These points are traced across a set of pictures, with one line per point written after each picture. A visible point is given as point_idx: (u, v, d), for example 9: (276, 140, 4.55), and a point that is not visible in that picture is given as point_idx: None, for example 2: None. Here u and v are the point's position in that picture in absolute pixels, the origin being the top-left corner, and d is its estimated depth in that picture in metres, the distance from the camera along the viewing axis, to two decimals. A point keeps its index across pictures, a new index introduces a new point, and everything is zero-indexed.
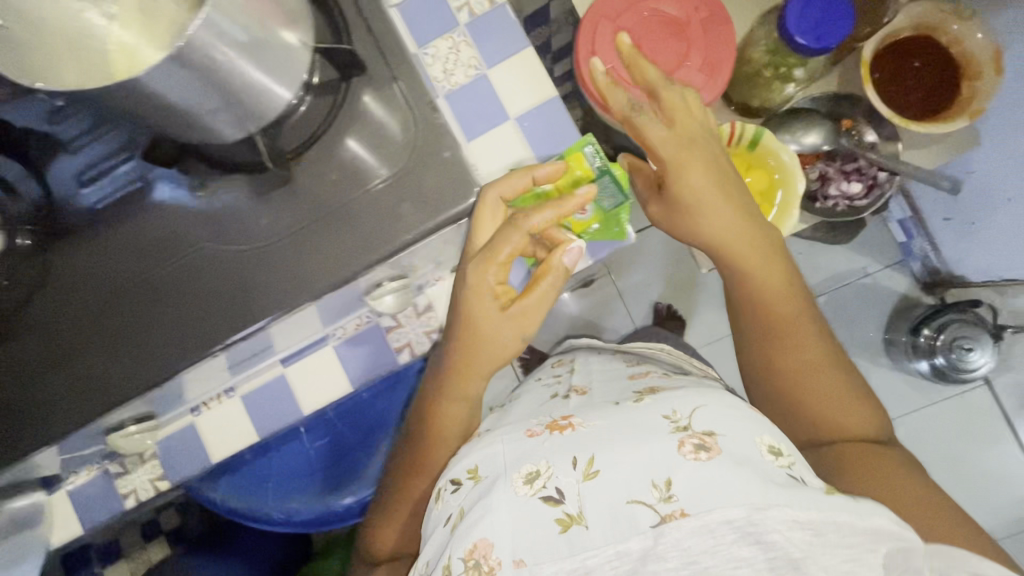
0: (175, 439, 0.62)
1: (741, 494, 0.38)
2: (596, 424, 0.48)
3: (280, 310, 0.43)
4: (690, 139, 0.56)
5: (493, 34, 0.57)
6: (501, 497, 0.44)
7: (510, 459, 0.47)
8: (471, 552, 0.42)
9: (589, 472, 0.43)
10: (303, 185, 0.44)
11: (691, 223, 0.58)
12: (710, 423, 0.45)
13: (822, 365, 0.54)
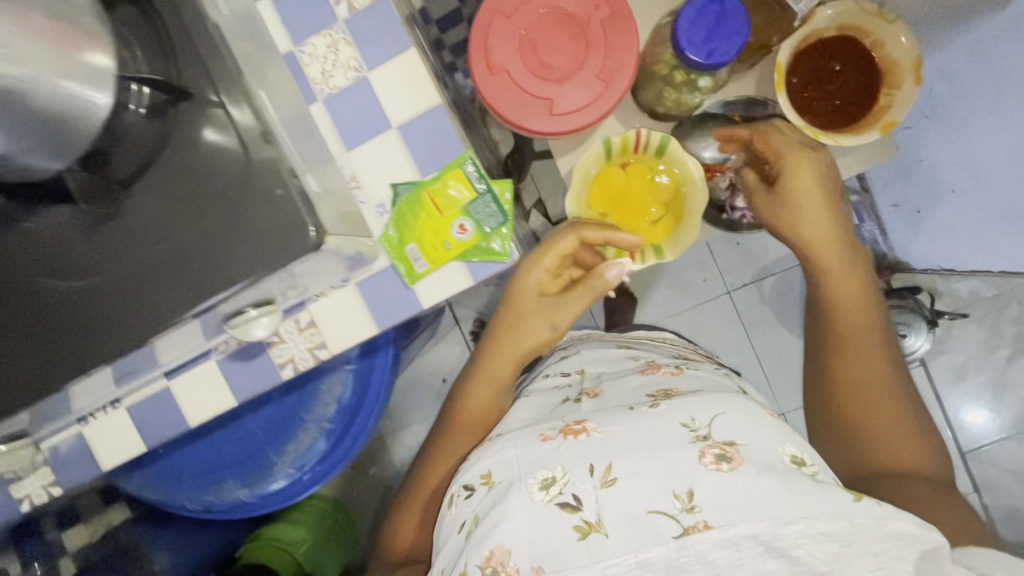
0: (64, 449, 0.62)
1: (761, 507, 0.43)
2: (612, 430, 0.54)
3: (124, 347, 0.43)
4: (795, 148, 0.65)
5: (375, 33, 0.55)
6: (518, 505, 0.50)
7: (525, 465, 0.54)
8: (488, 559, 0.48)
9: (606, 480, 0.49)
10: (133, 218, 0.42)
11: (793, 218, 0.67)
12: (728, 433, 0.51)
13: (875, 382, 0.62)
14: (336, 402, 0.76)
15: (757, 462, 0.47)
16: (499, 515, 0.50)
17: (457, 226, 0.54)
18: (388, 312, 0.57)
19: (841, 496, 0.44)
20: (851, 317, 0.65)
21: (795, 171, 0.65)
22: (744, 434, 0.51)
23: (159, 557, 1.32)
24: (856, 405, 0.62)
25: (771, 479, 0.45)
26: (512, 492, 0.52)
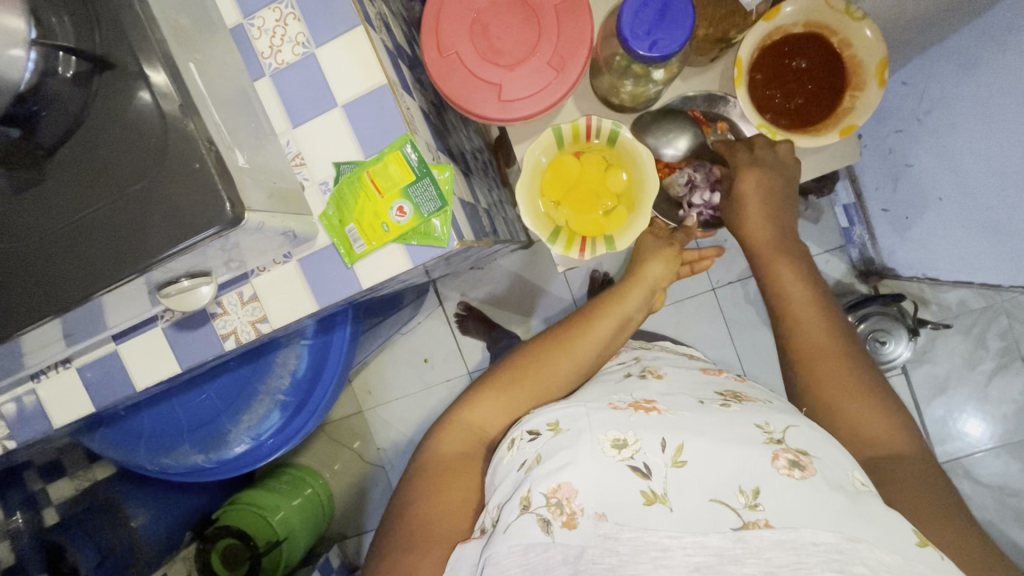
0: (18, 406, 0.64)
1: (823, 522, 0.47)
2: (682, 415, 0.60)
3: (52, 311, 0.44)
4: (739, 162, 0.73)
5: (323, 8, 0.54)
6: (589, 454, 0.56)
7: (595, 425, 0.59)
8: (554, 492, 0.54)
9: (677, 460, 0.54)
10: (56, 185, 0.42)
11: (741, 215, 0.73)
12: (803, 443, 0.55)
13: (830, 355, 0.64)
14: (292, 374, 0.77)
15: (827, 476, 0.52)
16: (566, 459, 0.56)
17: (395, 208, 0.54)
18: (329, 290, 0.57)
19: (904, 536, 0.47)
20: (805, 299, 0.68)
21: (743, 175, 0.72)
22: (815, 447, 0.55)
23: (137, 514, 1.36)
24: (826, 387, 0.62)
25: (837, 495, 0.50)
26: (582, 441, 0.58)
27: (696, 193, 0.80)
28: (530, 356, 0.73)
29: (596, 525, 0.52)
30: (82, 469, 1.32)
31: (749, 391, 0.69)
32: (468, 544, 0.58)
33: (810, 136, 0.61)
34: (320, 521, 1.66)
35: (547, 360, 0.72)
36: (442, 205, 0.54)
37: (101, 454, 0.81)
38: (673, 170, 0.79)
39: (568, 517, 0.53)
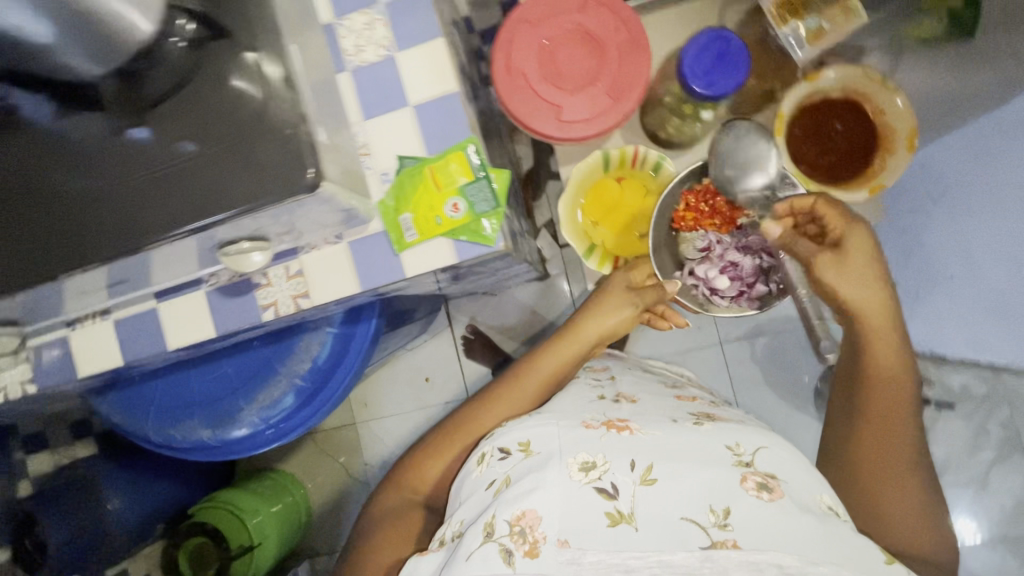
0: (47, 349, 0.64)
1: (790, 545, 0.52)
2: (654, 434, 0.64)
3: (115, 253, 0.46)
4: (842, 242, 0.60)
5: (410, 19, 0.59)
6: (556, 478, 0.59)
7: (566, 446, 0.62)
8: (518, 520, 0.56)
9: (646, 478, 0.58)
10: (155, 134, 0.46)
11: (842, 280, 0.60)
12: (770, 467, 0.60)
13: (902, 463, 0.60)
14: (313, 361, 0.78)
15: (793, 497, 0.57)
16: (534, 484, 0.58)
17: (451, 204, 0.57)
18: (374, 274, 0.60)
19: (869, 556, 0.54)
20: (894, 406, 0.60)
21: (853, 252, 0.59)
22: (784, 471, 0.60)
23: (112, 498, 1.32)
24: (882, 489, 0.60)
25: (803, 516, 0.55)
26: (551, 465, 0.60)
27: (705, 265, 0.74)
28: (492, 390, 0.76)
29: (558, 553, 0.54)
30: (63, 446, 1.28)
31: (721, 412, 0.74)
32: (426, 557, 0.62)
33: (842, 191, 0.65)
34: (294, 534, 1.61)
35: (506, 393, 0.74)
36: (496, 206, 0.58)
37: (107, 420, 0.81)
38: (698, 223, 0.72)
39: (530, 546, 0.55)
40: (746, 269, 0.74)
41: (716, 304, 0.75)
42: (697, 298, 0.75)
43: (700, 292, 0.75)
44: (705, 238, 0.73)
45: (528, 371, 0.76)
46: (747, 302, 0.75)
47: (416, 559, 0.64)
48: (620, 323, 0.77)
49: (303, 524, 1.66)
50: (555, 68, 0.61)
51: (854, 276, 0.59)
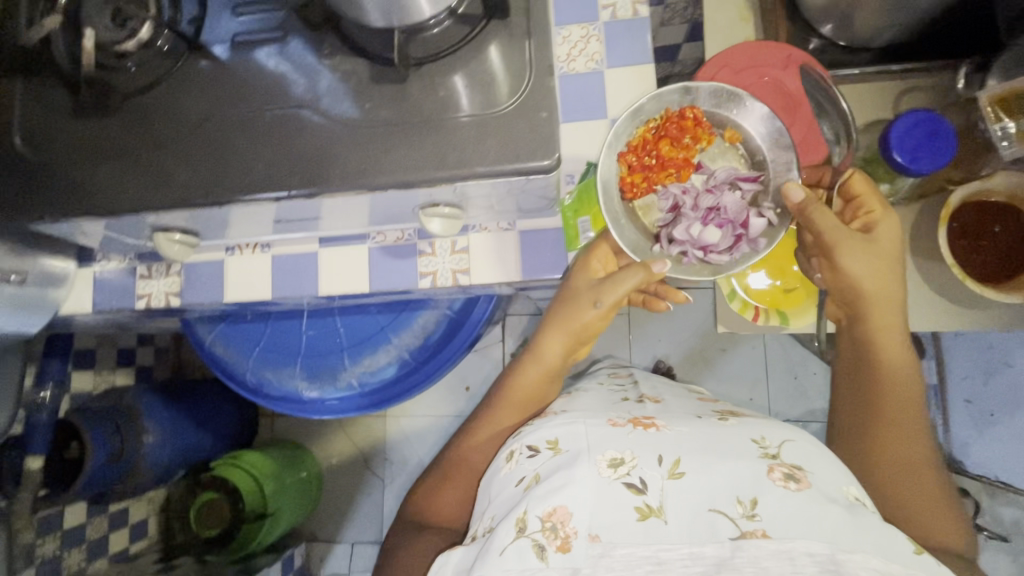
0: (201, 268, 0.66)
1: (819, 532, 0.48)
2: (679, 430, 0.60)
3: (341, 186, 0.49)
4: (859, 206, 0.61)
5: (624, 41, 0.63)
6: (587, 474, 0.54)
7: (592, 442, 0.58)
8: (550, 515, 0.52)
9: (674, 472, 0.54)
10: (412, 91, 0.50)
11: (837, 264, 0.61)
12: (796, 459, 0.55)
13: (916, 464, 0.59)
14: (422, 339, 0.80)
15: (821, 489, 0.52)
16: (564, 479, 0.54)
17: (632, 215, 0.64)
18: (537, 265, 0.62)
19: (897, 543, 0.49)
20: (895, 395, 0.60)
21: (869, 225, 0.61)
22: (811, 462, 0.55)
23: (150, 432, 1.32)
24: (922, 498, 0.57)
25: (836, 507, 0.50)
26: (581, 461, 0.55)
27: (679, 224, 0.60)
28: (478, 415, 0.72)
29: (590, 547, 0.50)
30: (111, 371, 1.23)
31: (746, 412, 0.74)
32: (455, 549, 0.57)
33: (994, 290, 0.65)
34: (303, 508, 1.58)
35: (495, 416, 0.69)
36: None
37: (206, 351, 0.82)
38: (651, 185, 0.61)
39: (563, 541, 0.51)
40: (731, 208, 0.60)
41: (719, 263, 0.61)
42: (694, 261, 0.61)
43: (694, 258, 0.61)
44: (666, 196, 0.61)
45: (506, 394, 0.69)
46: (750, 246, 0.61)
47: (444, 554, 0.59)
48: (587, 326, 0.64)
49: (312, 502, 1.63)
50: None
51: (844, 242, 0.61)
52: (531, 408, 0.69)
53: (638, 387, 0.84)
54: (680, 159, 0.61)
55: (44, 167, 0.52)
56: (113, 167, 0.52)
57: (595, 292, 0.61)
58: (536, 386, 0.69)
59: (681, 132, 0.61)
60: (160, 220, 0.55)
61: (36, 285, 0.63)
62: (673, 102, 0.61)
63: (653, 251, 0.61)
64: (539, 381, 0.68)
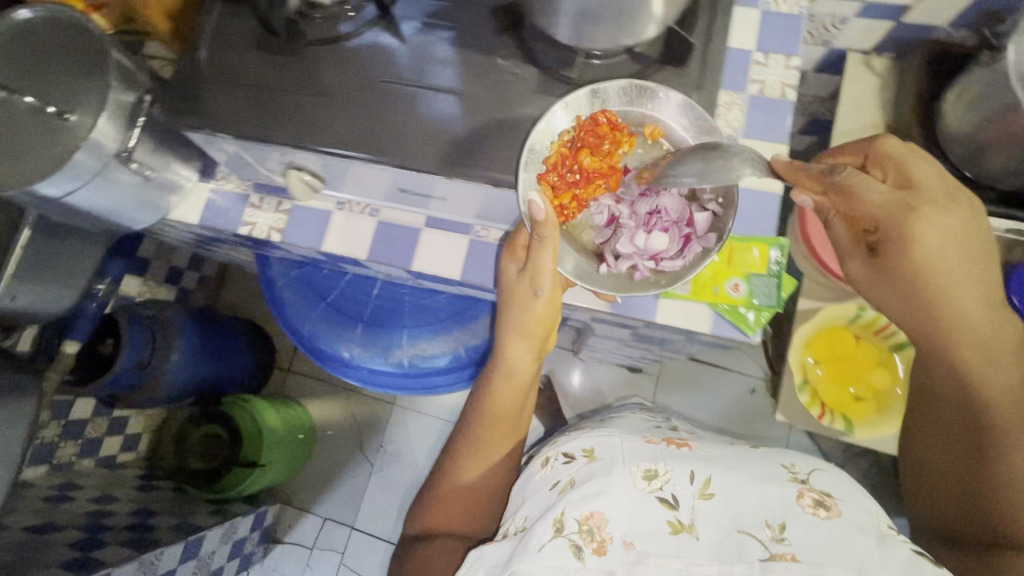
0: (308, 212, 0.70)
1: (847, 562, 0.48)
2: (711, 451, 0.62)
3: (489, 176, 0.52)
4: (903, 206, 0.52)
5: (765, 118, 0.65)
6: (620, 485, 0.56)
7: (627, 455, 0.60)
8: (587, 519, 0.53)
9: (705, 492, 0.55)
10: (576, 108, 0.52)
11: (910, 276, 0.53)
12: (826, 487, 0.56)
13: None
14: (482, 340, 0.81)
15: (851, 517, 0.52)
16: (601, 487, 0.56)
17: (732, 284, 0.59)
18: (627, 302, 0.62)
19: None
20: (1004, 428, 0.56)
21: (918, 242, 0.51)
22: (839, 492, 0.56)
23: (178, 350, 1.33)
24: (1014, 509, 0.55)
25: (865, 538, 0.50)
26: (615, 471, 0.57)
27: (619, 237, 0.55)
28: (466, 428, 0.72)
29: (623, 554, 0.51)
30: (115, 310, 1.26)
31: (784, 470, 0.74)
32: (490, 546, 0.58)
33: None
34: (288, 470, 1.54)
35: (477, 433, 0.71)
36: (775, 305, 0.59)
37: (271, 290, 0.85)
38: (583, 203, 0.55)
39: (598, 545, 0.52)
40: (672, 209, 0.54)
41: (673, 271, 0.54)
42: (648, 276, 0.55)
43: (644, 272, 0.55)
44: (600, 211, 0.56)
45: (488, 415, 0.70)
46: (702, 244, 0.54)
47: (478, 551, 0.59)
48: (548, 326, 0.64)
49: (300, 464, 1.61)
50: None
51: (917, 269, 0.52)
52: (510, 419, 0.71)
53: (672, 423, 0.86)
54: (604, 173, 0.54)
55: (223, 85, 0.56)
56: (287, 104, 0.55)
57: (529, 282, 0.58)
58: (516, 404, 0.70)
59: (599, 138, 0.54)
60: (298, 159, 0.59)
61: (156, 185, 0.67)
62: (583, 108, 0.53)
63: (601, 271, 0.55)
64: (515, 402, 0.70)
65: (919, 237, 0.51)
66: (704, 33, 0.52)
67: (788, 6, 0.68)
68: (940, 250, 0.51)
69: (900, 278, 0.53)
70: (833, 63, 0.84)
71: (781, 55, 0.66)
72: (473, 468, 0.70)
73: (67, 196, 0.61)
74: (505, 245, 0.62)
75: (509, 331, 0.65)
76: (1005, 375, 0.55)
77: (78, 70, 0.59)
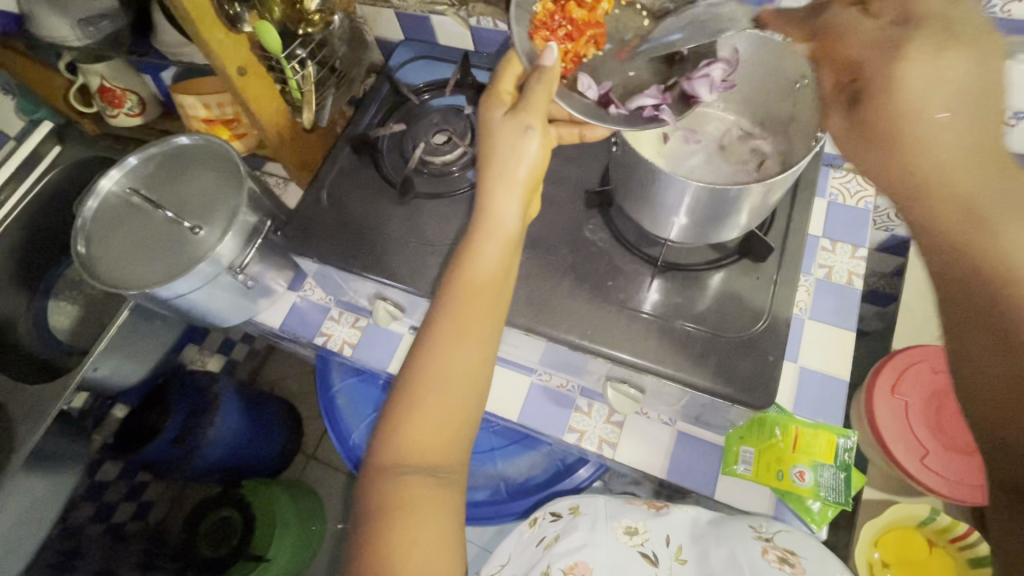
0: (383, 332, 0.75)
1: None
2: (686, 510, 0.62)
3: (573, 340, 0.53)
4: (887, 43, 0.36)
5: (834, 303, 0.67)
6: (603, 539, 0.59)
7: (609, 512, 0.63)
8: (572, 568, 0.57)
9: (679, 556, 0.57)
10: (656, 283, 0.56)
11: (882, 104, 0.35)
12: (791, 543, 0.54)
13: None
14: (525, 477, 0.81)
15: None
16: (584, 541, 0.59)
17: (798, 470, 0.58)
18: (686, 474, 0.61)
19: None
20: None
21: (898, 90, 0.35)
22: (805, 547, 0.54)
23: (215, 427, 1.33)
24: None
25: None
26: (598, 527, 0.61)
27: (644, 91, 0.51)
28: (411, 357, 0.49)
29: None
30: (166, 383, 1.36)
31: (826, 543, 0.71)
32: None
33: None
34: (295, 567, 1.44)
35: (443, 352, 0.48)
36: (844, 502, 0.56)
37: (327, 394, 0.88)
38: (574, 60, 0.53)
39: None
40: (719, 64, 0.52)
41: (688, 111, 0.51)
42: (656, 115, 0.48)
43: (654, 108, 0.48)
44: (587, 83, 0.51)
45: (459, 304, 0.48)
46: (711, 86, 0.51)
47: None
48: (539, 170, 0.49)
49: (309, 561, 1.50)
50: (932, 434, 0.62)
51: (895, 110, 0.35)
52: (494, 322, 0.49)
53: None
54: (586, 26, 0.53)
55: (338, 223, 0.64)
56: (388, 243, 0.62)
57: (516, 118, 0.47)
58: (496, 292, 0.49)
59: None
60: (387, 292, 0.64)
61: (251, 293, 0.73)
62: None
63: (610, 111, 0.49)
64: (494, 297, 0.49)
65: (905, 81, 0.34)
66: (781, 232, 0.56)
67: (856, 199, 0.72)
68: (933, 86, 0.34)
69: (873, 127, 0.36)
70: (897, 247, 0.87)
71: (849, 245, 0.70)
72: (451, 392, 0.47)
73: (177, 298, 0.66)
74: (486, 94, 0.51)
75: (495, 171, 0.48)
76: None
77: (217, 183, 0.69)
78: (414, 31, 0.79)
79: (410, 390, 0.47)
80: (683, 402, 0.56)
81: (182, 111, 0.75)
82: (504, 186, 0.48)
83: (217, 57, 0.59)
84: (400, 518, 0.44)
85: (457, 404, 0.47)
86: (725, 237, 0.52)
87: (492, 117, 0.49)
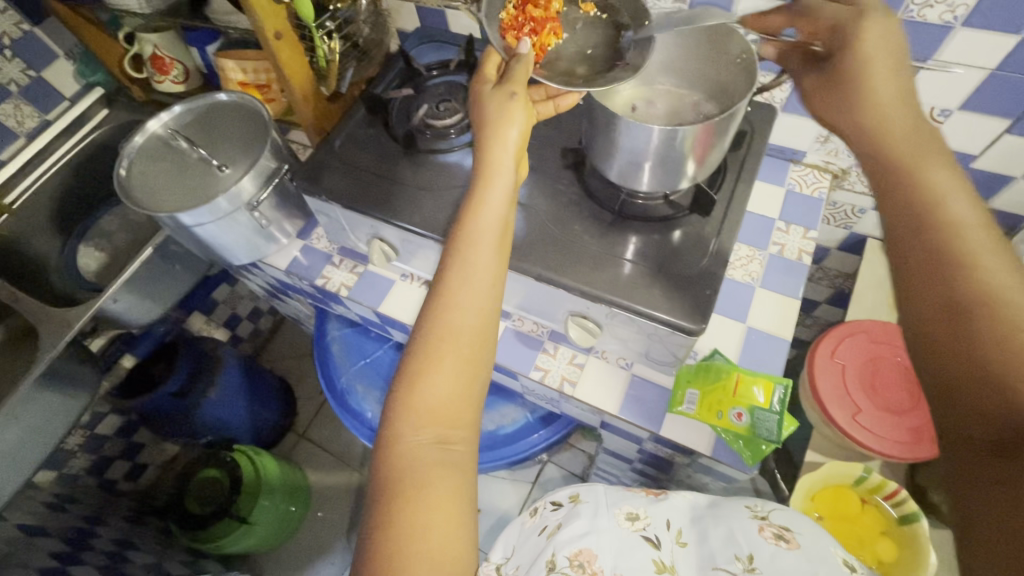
0: (378, 278, 0.83)
1: None
2: (683, 499, 0.67)
3: (542, 272, 0.61)
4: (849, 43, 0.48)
5: (782, 273, 0.74)
6: (606, 525, 0.61)
7: (609, 500, 0.66)
8: (577, 555, 0.57)
9: (681, 540, 0.61)
10: (615, 230, 0.64)
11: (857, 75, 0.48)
12: (786, 521, 0.58)
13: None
14: (496, 427, 0.87)
15: (812, 547, 0.54)
16: (586, 528, 0.61)
17: (736, 411, 0.61)
18: (635, 408, 0.68)
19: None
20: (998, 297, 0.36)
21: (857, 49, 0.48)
22: (800, 525, 0.58)
23: (214, 389, 1.40)
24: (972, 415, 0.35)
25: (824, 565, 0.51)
26: (601, 515, 0.63)
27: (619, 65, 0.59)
28: (424, 327, 0.52)
29: None
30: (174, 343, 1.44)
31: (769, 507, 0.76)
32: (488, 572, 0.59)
33: None
34: (270, 541, 1.46)
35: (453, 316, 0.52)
36: (776, 440, 0.58)
37: (325, 343, 0.95)
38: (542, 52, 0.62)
39: None
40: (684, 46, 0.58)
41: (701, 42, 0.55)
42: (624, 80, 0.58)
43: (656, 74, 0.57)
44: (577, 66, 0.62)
45: (466, 271, 0.53)
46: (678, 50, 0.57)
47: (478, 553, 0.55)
48: (523, 134, 0.57)
49: (287, 535, 1.52)
50: (863, 392, 0.68)
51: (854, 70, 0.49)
52: (492, 291, 0.53)
53: None
54: (543, 20, 0.62)
55: (349, 169, 0.73)
56: (388, 187, 0.71)
57: (501, 86, 0.56)
58: (494, 264, 0.54)
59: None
60: (382, 232, 0.72)
61: (263, 236, 0.82)
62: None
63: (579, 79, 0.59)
64: (494, 265, 0.54)
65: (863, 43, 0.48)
66: (727, 195, 0.64)
67: (812, 189, 0.80)
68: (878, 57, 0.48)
69: (838, 81, 0.50)
70: (856, 246, 0.94)
71: (801, 226, 0.77)
72: (456, 358, 0.50)
73: (196, 227, 0.74)
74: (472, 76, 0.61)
75: (492, 129, 0.55)
76: (951, 168, 0.43)
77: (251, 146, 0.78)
78: (429, 22, 0.91)
79: (421, 358, 0.50)
80: (633, 336, 0.63)
81: (222, 74, 0.86)
82: (500, 146, 0.55)
83: (261, 21, 0.69)
84: (415, 488, 0.45)
85: (462, 376, 0.50)
86: (680, 183, 0.60)
87: (477, 91, 0.59)
